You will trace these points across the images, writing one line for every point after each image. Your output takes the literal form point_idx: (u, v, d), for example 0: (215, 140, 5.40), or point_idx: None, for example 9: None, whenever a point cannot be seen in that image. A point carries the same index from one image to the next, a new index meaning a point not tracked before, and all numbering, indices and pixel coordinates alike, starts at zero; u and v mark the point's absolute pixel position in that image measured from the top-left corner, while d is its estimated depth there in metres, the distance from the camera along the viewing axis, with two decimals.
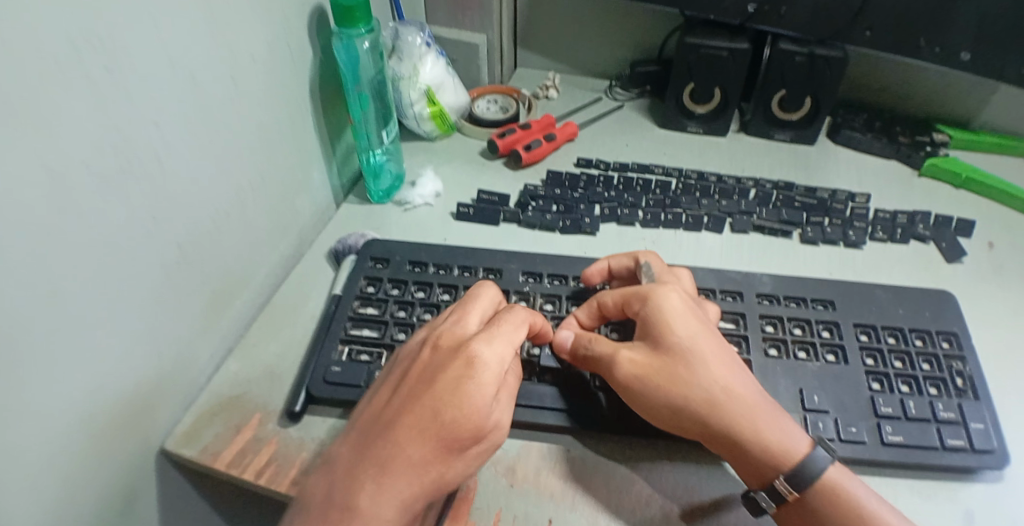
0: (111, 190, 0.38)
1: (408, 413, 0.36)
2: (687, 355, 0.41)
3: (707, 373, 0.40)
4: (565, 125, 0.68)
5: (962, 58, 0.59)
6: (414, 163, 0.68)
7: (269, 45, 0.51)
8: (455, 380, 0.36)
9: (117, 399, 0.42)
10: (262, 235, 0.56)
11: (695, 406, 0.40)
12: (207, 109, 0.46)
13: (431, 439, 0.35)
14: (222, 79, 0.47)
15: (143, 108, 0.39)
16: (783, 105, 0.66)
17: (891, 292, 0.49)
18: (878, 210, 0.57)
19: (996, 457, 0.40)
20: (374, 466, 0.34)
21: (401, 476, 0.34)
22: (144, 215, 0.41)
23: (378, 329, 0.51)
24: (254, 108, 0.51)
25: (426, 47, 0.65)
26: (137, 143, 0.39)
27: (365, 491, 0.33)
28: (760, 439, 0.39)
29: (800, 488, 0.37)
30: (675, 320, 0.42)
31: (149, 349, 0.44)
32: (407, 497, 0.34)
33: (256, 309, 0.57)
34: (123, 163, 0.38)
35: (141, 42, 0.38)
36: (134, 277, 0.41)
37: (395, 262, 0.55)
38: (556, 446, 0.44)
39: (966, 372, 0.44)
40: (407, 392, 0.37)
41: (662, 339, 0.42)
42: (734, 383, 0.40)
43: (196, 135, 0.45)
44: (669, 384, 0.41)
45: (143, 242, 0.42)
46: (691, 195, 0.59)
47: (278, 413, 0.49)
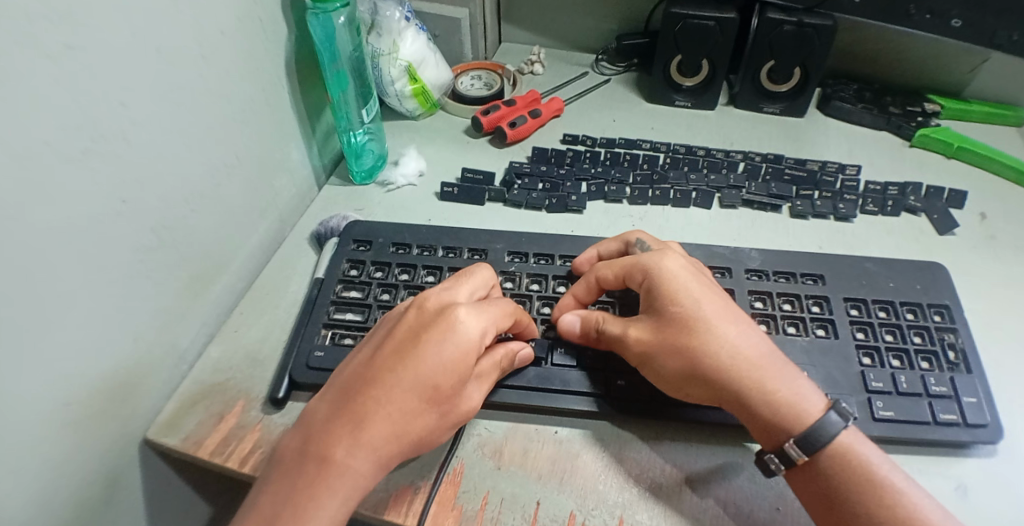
0: (75, 171, 0.36)
1: (391, 371, 0.35)
2: (693, 321, 0.40)
3: (713, 339, 0.40)
4: (550, 101, 0.66)
5: (953, 25, 0.57)
6: (397, 143, 0.66)
7: (239, 19, 0.49)
8: (441, 341, 0.36)
9: (92, 389, 0.41)
10: (240, 219, 0.54)
11: (703, 371, 0.40)
12: (176, 87, 0.44)
13: (413, 399, 0.35)
14: (192, 55, 0.45)
15: (106, 85, 0.37)
16: (771, 77, 0.65)
17: (881, 265, 0.48)
18: (869, 182, 0.56)
19: (988, 430, 0.40)
20: (351, 420, 0.34)
21: (379, 433, 0.34)
22: (114, 198, 0.40)
23: (361, 312, 0.50)
24: (226, 86, 0.49)
25: (405, 21, 0.63)
26: (102, 122, 0.37)
27: (342, 443, 0.33)
28: (768, 403, 0.38)
29: (808, 451, 0.37)
30: (681, 287, 0.42)
31: (123, 338, 0.43)
32: (384, 453, 0.34)
33: (237, 294, 0.56)
34: (88, 144, 0.36)
35: (101, 15, 0.36)
36: (105, 263, 0.40)
37: (379, 244, 0.54)
38: (543, 427, 0.44)
39: (957, 344, 0.44)
40: (390, 350, 0.36)
41: (668, 306, 0.41)
42: (742, 348, 0.40)
43: (166, 114, 0.43)
44: (676, 353, 0.40)
45: (113, 227, 0.40)
46: (679, 170, 0.57)
47: (261, 399, 0.48)
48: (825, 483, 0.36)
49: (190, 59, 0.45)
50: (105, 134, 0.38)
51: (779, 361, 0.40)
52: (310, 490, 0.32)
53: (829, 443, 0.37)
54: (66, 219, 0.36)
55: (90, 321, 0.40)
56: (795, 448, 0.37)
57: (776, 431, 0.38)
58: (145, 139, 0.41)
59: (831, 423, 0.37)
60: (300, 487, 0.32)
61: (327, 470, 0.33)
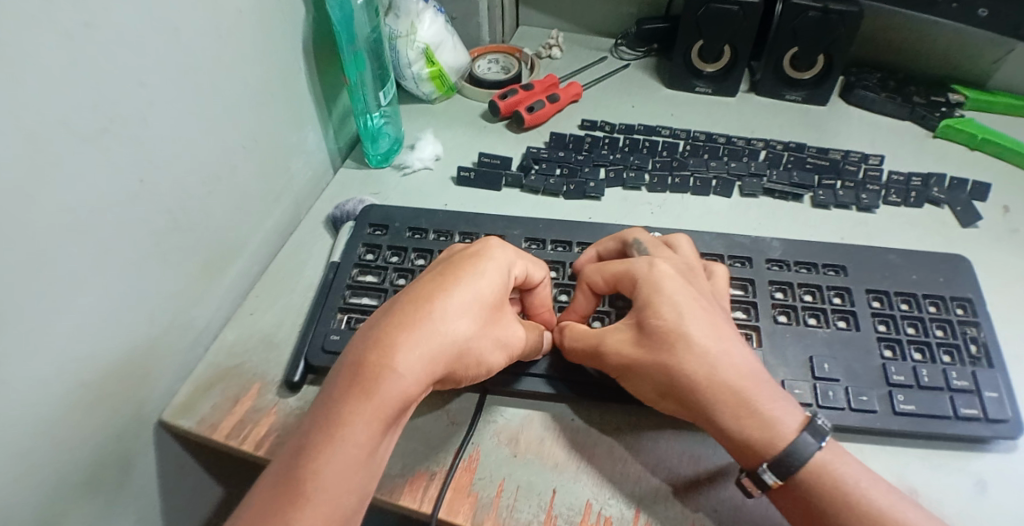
0: (93, 153, 0.36)
1: (436, 286, 0.36)
2: (675, 337, 0.38)
3: (693, 357, 0.38)
4: (568, 86, 0.65)
5: (979, 14, 0.57)
6: (412, 126, 0.65)
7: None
8: (479, 258, 0.38)
9: (107, 371, 0.41)
10: (254, 202, 0.54)
11: (680, 388, 0.38)
12: (191, 66, 0.43)
13: (460, 306, 0.36)
14: (206, 34, 0.44)
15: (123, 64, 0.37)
16: (795, 64, 0.64)
17: (904, 257, 0.48)
18: (891, 173, 0.56)
19: (1009, 425, 0.40)
20: (400, 328, 0.34)
21: (430, 321, 0.34)
22: (130, 179, 0.39)
23: (378, 297, 0.50)
24: (241, 66, 0.48)
25: (424, 3, 0.61)
26: (118, 101, 0.37)
27: (395, 349, 0.33)
28: (742, 426, 0.37)
29: (782, 476, 0.36)
30: (667, 300, 0.39)
31: (139, 320, 0.43)
32: (435, 362, 0.34)
33: (252, 277, 0.56)
34: (104, 124, 0.36)
35: None
36: (121, 244, 0.40)
37: (395, 228, 0.54)
38: (559, 415, 0.44)
39: (980, 338, 0.43)
40: (432, 268, 0.39)
41: (652, 320, 0.39)
42: (724, 366, 0.38)
43: (180, 94, 0.42)
44: (656, 368, 0.39)
45: (129, 208, 0.40)
46: (699, 157, 0.57)
47: (276, 383, 0.48)
48: (802, 505, 0.35)
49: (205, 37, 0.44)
50: (121, 114, 0.37)
51: (762, 379, 0.38)
52: (368, 395, 0.31)
53: (803, 465, 0.35)
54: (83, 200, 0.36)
55: (106, 304, 0.39)
56: (769, 473, 0.36)
57: (750, 454, 0.36)
58: (161, 119, 0.41)
59: (804, 446, 0.36)
60: (356, 394, 0.31)
61: (383, 376, 0.32)
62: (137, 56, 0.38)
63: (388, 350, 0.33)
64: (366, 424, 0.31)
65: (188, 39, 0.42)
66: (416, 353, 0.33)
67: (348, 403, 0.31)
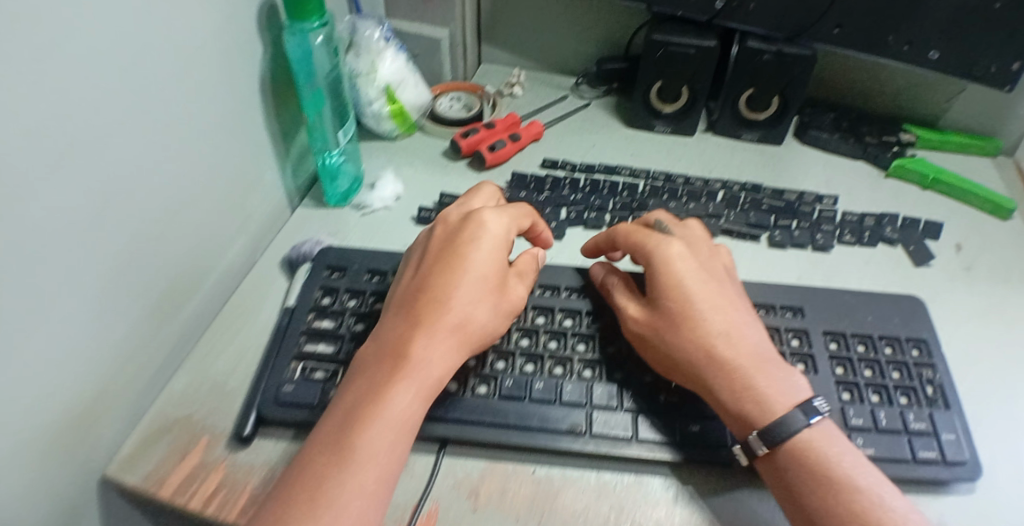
0: (42, 197, 0.34)
1: (419, 294, 0.42)
2: (698, 309, 0.42)
3: (708, 328, 0.42)
4: (530, 125, 0.66)
5: (932, 57, 0.61)
6: (374, 164, 0.65)
7: (217, 34, 0.47)
8: (450, 271, 0.42)
9: (50, 424, 0.38)
10: (211, 241, 0.52)
11: (693, 357, 0.41)
12: (152, 103, 0.42)
13: (435, 331, 0.40)
14: (167, 70, 0.43)
15: (79, 103, 0.35)
16: (750, 105, 0.65)
17: (860, 297, 0.48)
18: (846, 212, 0.57)
19: (968, 467, 0.40)
20: (392, 341, 0.40)
21: (409, 350, 0.39)
22: (82, 222, 0.37)
23: (334, 343, 0.48)
24: (203, 102, 0.47)
25: (385, 41, 0.62)
26: (72, 142, 0.35)
27: (388, 359, 0.39)
28: (742, 397, 0.40)
29: (772, 443, 0.38)
30: (693, 277, 0.44)
31: (86, 370, 0.40)
32: (423, 359, 0.39)
33: (204, 321, 0.53)
34: (57, 164, 0.34)
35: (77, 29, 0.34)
36: (68, 292, 0.37)
37: (352, 271, 0.52)
38: (522, 466, 0.42)
39: (936, 380, 0.44)
40: (410, 290, 0.43)
41: (670, 294, 0.43)
42: (734, 342, 0.41)
43: (138, 130, 0.41)
44: (673, 336, 0.42)
45: (78, 255, 0.37)
46: (659, 197, 0.57)
47: (226, 435, 0.45)
48: (783, 477, 0.38)
49: (167, 74, 0.43)
50: (76, 154, 0.35)
51: (758, 356, 0.41)
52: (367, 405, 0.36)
53: (792, 438, 0.38)
54: (29, 247, 0.33)
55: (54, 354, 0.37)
56: (757, 439, 0.38)
57: (746, 423, 0.39)
58: (117, 159, 0.39)
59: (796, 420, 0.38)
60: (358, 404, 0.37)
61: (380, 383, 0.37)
62: (96, 93, 0.36)
63: (382, 362, 0.38)
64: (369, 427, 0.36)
65: (149, 76, 0.41)
66: (403, 360, 0.38)
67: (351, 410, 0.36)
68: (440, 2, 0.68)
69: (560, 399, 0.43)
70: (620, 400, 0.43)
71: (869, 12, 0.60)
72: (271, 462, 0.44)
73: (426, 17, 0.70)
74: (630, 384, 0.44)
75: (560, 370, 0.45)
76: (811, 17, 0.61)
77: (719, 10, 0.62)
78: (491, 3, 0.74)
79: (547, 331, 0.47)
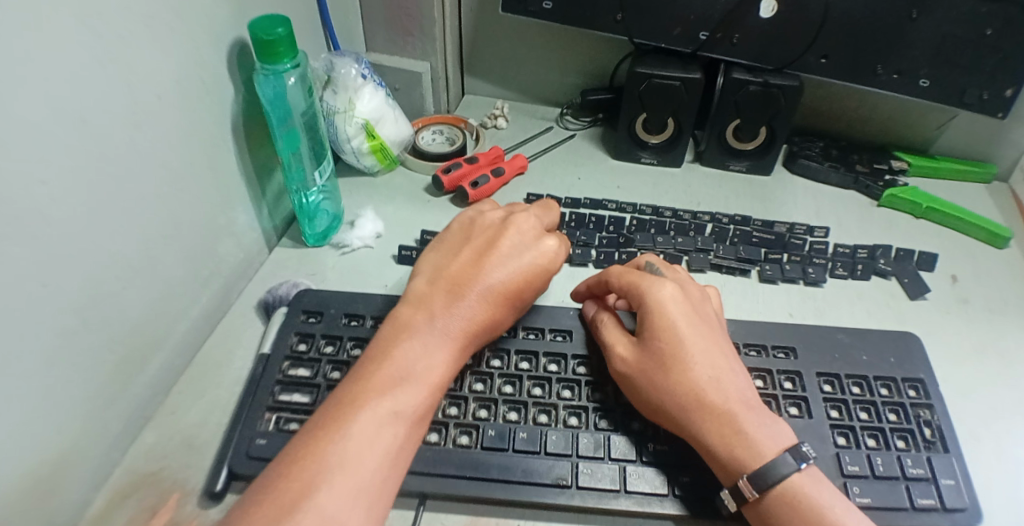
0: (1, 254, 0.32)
1: (454, 288, 0.44)
2: (686, 351, 0.41)
3: (694, 371, 0.40)
4: (514, 158, 0.65)
5: (921, 84, 0.60)
6: (354, 201, 0.63)
7: (190, 75, 0.46)
8: (476, 271, 0.45)
9: (9, 491, 0.35)
10: (185, 286, 0.50)
11: (678, 398, 0.40)
12: (121, 146, 0.40)
13: (450, 327, 0.41)
14: (136, 114, 0.41)
15: (41, 154, 0.34)
16: (738, 135, 0.64)
17: (854, 336, 0.46)
18: (838, 245, 0.55)
19: (968, 514, 0.38)
20: (422, 327, 0.41)
21: (423, 344, 0.40)
22: (37, 279, 0.35)
23: (310, 394, 0.46)
24: (174, 144, 0.46)
25: (363, 79, 0.61)
26: (32, 195, 0.33)
27: (419, 346, 0.40)
28: (727, 438, 0.38)
29: (761, 488, 0.36)
30: (685, 319, 0.42)
31: (50, 429, 0.38)
32: (451, 349, 0.41)
33: (177, 370, 0.51)
34: (16, 217, 0.32)
35: (38, 77, 0.33)
36: (29, 350, 0.35)
37: (330, 315, 0.50)
38: (503, 521, 0.40)
39: (934, 421, 0.42)
40: (435, 285, 0.44)
41: (658, 334, 0.41)
42: (721, 389, 0.40)
43: (102, 177, 0.39)
44: (658, 377, 0.40)
45: (39, 312, 0.35)
46: (646, 232, 0.56)
47: (197, 491, 0.43)
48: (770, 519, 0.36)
49: (132, 117, 0.41)
50: (29, 209, 0.33)
51: (747, 400, 0.40)
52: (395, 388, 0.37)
53: (779, 483, 0.36)
54: None
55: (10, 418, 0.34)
56: (746, 483, 0.36)
57: (730, 468, 0.37)
58: (82, 209, 0.37)
59: (783, 465, 0.36)
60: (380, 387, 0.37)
61: (411, 370, 0.39)
62: (53, 142, 0.34)
63: (412, 348, 0.40)
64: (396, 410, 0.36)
65: (112, 120, 0.39)
66: (434, 350, 0.40)
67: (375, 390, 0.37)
68: (420, 36, 0.68)
69: (543, 451, 0.41)
70: (607, 449, 0.41)
71: (853, 42, 0.59)
72: None
73: (406, 51, 0.70)
74: (619, 432, 0.42)
75: (544, 418, 0.43)
76: (796, 50, 0.60)
77: (703, 41, 0.61)
78: (472, 36, 0.74)
79: (531, 377, 0.45)
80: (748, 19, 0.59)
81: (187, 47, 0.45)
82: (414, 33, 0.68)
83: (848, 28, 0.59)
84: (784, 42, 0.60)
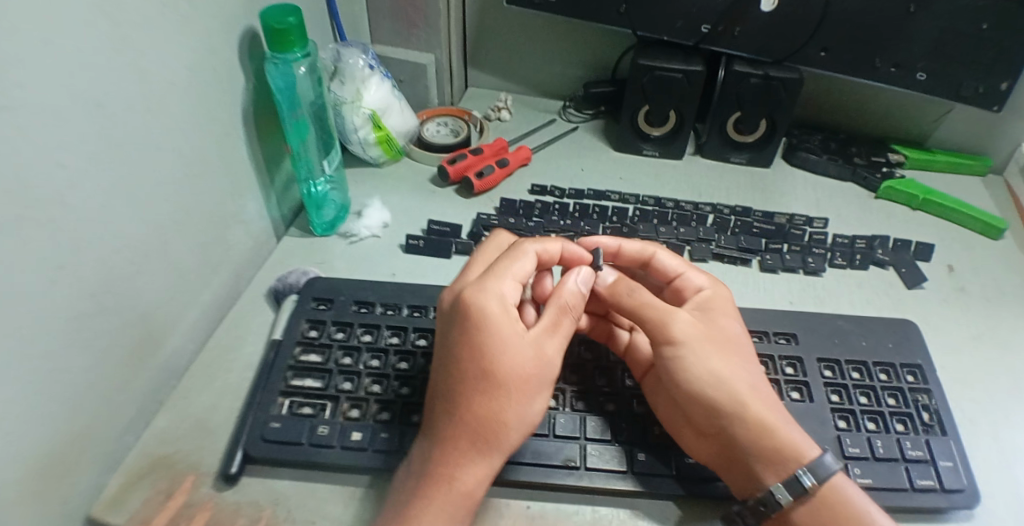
0: (19, 235, 0.32)
1: (497, 325, 0.39)
2: (733, 338, 0.42)
3: (742, 359, 0.41)
4: (518, 149, 0.66)
5: (918, 77, 0.62)
6: (360, 192, 0.64)
7: (199, 62, 0.47)
8: (508, 334, 0.39)
9: (26, 469, 0.36)
10: (194, 273, 0.51)
11: (730, 385, 0.39)
12: (131, 131, 0.40)
13: (506, 402, 0.38)
14: (147, 99, 0.42)
15: (56, 138, 0.34)
16: (739, 127, 0.66)
17: (853, 323, 0.48)
18: (836, 235, 0.57)
19: (965, 495, 0.39)
20: (479, 378, 0.38)
21: (478, 426, 0.37)
22: (52, 261, 0.35)
23: (321, 379, 0.47)
24: (185, 130, 0.46)
25: (370, 69, 0.62)
26: (46, 178, 0.34)
27: (484, 399, 0.38)
28: (786, 433, 0.38)
29: (819, 479, 0.36)
30: (723, 309, 0.44)
31: (65, 410, 0.38)
32: (527, 391, 0.39)
33: (187, 357, 0.51)
34: (29, 200, 0.33)
35: (52, 58, 0.33)
36: (45, 334, 0.36)
37: (339, 302, 0.52)
38: (514, 503, 0.40)
39: (932, 406, 0.43)
40: (462, 357, 0.38)
41: (711, 323, 0.43)
42: (762, 379, 0.41)
43: (115, 161, 0.39)
44: (711, 358, 0.40)
45: (54, 296, 0.36)
46: (648, 222, 0.57)
47: (212, 474, 0.44)
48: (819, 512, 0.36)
49: (144, 102, 0.41)
50: (43, 192, 0.34)
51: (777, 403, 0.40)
52: (479, 448, 0.37)
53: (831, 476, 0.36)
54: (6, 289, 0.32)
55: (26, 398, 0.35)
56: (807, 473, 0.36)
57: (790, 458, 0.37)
58: (94, 193, 0.38)
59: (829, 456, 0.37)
60: (465, 452, 0.37)
61: (485, 425, 0.37)
62: (67, 125, 0.35)
63: (478, 404, 0.37)
64: (488, 467, 0.37)
65: (124, 104, 0.39)
66: (505, 399, 0.38)
67: (458, 458, 0.37)
68: (425, 28, 0.69)
69: (552, 434, 0.42)
70: (614, 432, 0.42)
71: (852, 35, 0.60)
72: (258, 502, 0.42)
73: (411, 43, 0.71)
74: (626, 415, 0.43)
75: (552, 401, 0.44)
76: (797, 42, 0.61)
77: (705, 33, 0.62)
78: (475, 28, 0.74)
79: None
80: (750, 11, 0.60)
81: (198, 35, 0.46)
82: (418, 25, 0.69)
83: (848, 21, 0.60)
84: (785, 35, 0.61)
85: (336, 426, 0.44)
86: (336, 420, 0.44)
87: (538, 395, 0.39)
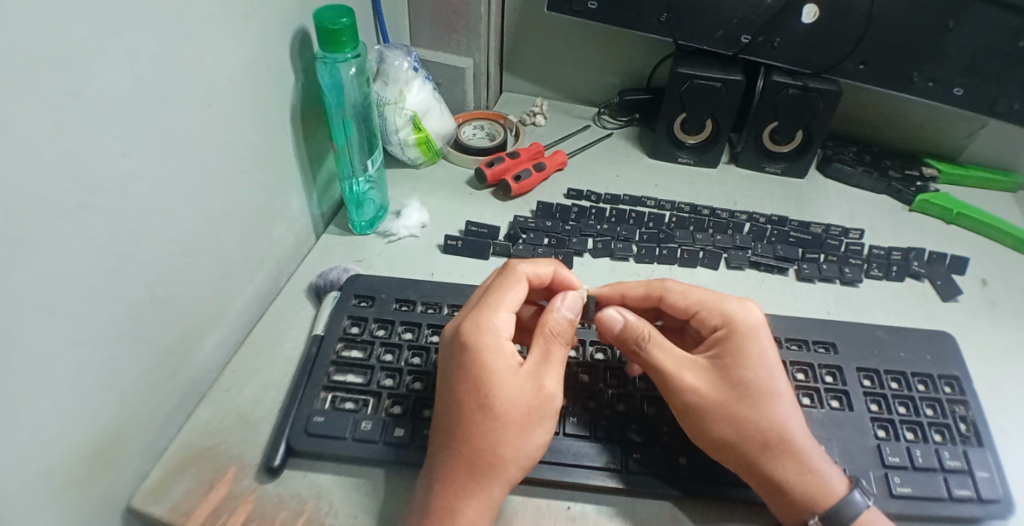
0: (80, 223, 0.33)
1: (493, 360, 0.38)
2: (751, 387, 0.40)
3: (756, 413, 0.40)
4: (554, 154, 0.68)
5: (955, 92, 0.63)
6: (399, 192, 0.66)
7: (254, 59, 0.47)
8: (501, 365, 0.38)
9: (78, 454, 0.36)
10: (241, 266, 0.51)
11: (746, 442, 0.39)
12: (188, 124, 0.41)
13: (505, 435, 0.37)
14: (203, 94, 0.42)
15: (118, 131, 0.35)
16: (773, 138, 0.67)
17: (891, 333, 0.49)
18: (872, 247, 0.58)
19: (1002, 505, 0.40)
20: (474, 413, 0.37)
21: (470, 463, 0.36)
22: (112, 250, 0.36)
23: (363, 375, 0.47)
24: (238, 126, 0.47)
25: (412, 71, 0.64)
26: (108, 170, 0.34)
27: (478, 435, 0.36)
28: (801, 482, 0.38)
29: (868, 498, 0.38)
30: (743, 353, 0.41)
31: (118, 397, 0.39)
32: (524, 426, 0.37)
33: (230, 348, 0.52)
34: (90, 189, 0.33)
35: (117, 50, 0.33)
36: (102, 318, 0.36)
37: (381, 300, 0.52)
38: (555, 503, 0.41)
39: (969, 417, 0.44)
40: (459, 387, 0.38)
41: (745, 366, 0.41)
42: (792, 418, 0.40)
43: (173, 155, 0.40)
44: (721, 418, 0.40)
45: (108, 283, 0.36)
46: (685, 229, 0.59)
47: (254, 466, 0.44)
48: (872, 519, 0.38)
49: (203, 94, 0.42)
50: (104, 184, 0.34)
51: (800, 444, 0.39)
52: (477, 483, 0.36)
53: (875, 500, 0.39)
54: (65, 275, 0.32)
55: (83, 386, 0.35)
56: (817, 522, 0.38)
57: (801, 510, 0.38)
58: (152, 189, 0.38)
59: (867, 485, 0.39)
60: (462, 491, 0.36)
61: (487, 457, 0.36)
62: (130, 121, 0.35)
63: (474, 440, 0.36)
64: (490, 498, 0.36)
65: (185, 98, 0.40)
66: (501, 433, 0.36)
67: (456, 495, 0.36)
68: (465, 32, 0.71)
69: (597, 436, 0.43)
70: (656, 436, 0.43)
71: (888, 49, 0.62)
72: (300, 495, 0.43)
73: (451, 48, 0.73)
74: (665, 419, 0.44)
75: (593, 405, 0.44)
76: (837, 55, 0.63)
77: (744, 44, 0.64)
78: (514, 34, 0.77)
79: (579, 365, 0.47)
80: (790, 25, 0.62)
81: (256, 33, 0.47)
82: (460, 30, 0.71)
83: (887, 36, 0.61)
84: (823, 47, 0.63)
85: (378, 422, 0.45)
86: (378, 415, 0.45)
87: (536, 428, 0.38)
